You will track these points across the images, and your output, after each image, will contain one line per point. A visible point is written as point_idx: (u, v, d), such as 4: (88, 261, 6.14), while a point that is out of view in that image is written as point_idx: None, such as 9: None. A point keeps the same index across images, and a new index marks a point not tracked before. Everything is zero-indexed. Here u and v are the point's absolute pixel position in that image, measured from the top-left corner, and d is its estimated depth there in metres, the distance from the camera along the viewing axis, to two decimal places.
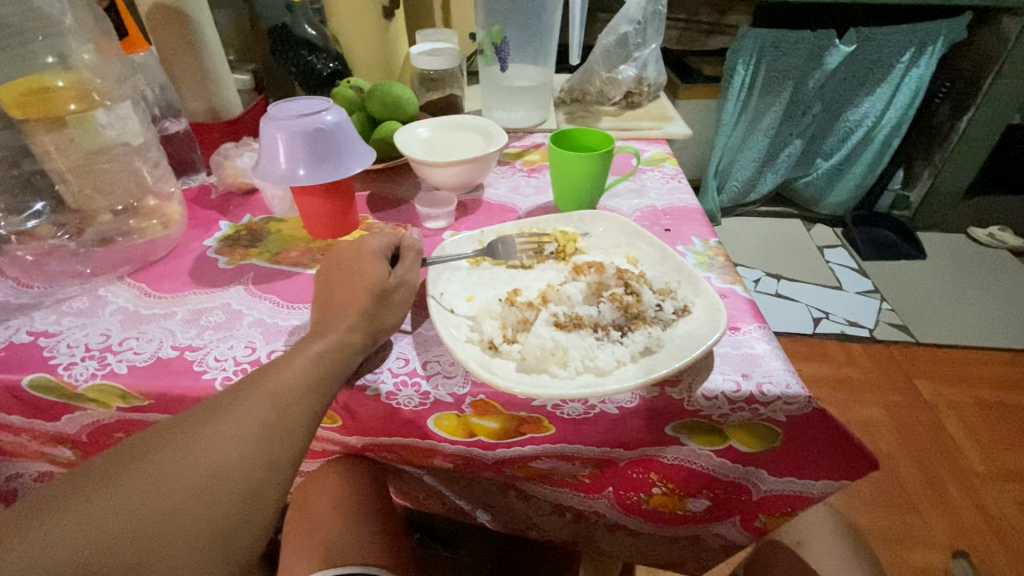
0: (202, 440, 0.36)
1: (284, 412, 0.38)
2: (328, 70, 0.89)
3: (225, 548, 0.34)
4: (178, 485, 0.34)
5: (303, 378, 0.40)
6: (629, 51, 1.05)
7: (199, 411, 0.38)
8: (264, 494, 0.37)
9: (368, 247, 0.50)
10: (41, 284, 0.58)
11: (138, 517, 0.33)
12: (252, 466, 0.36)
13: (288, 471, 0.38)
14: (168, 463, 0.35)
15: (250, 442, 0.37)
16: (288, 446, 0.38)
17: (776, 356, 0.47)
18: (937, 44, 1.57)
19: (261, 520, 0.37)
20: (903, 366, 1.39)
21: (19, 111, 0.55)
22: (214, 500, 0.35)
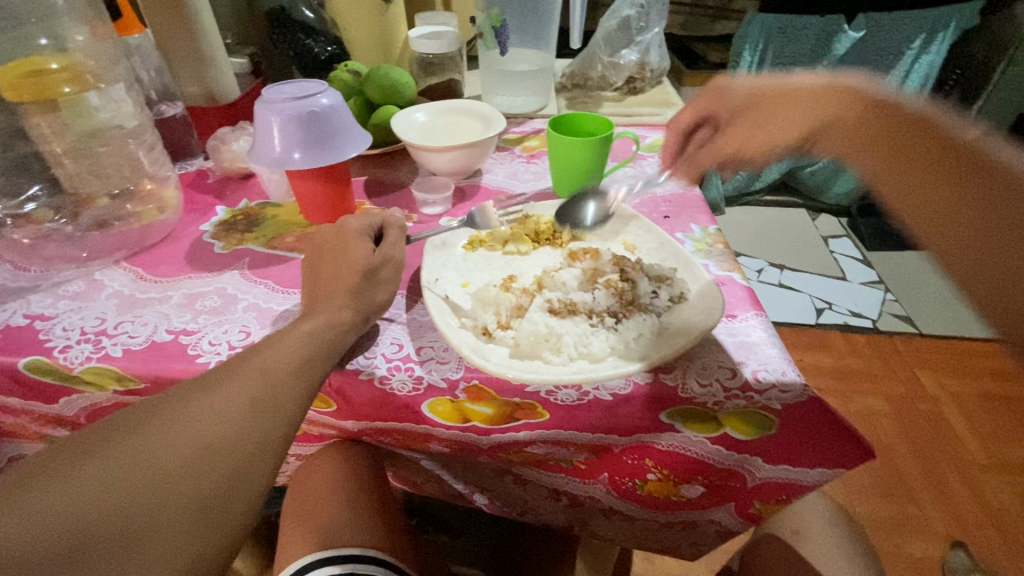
0: (191, 413, 0.36)
1: (273, 386, 0.39)
2: (326, 54, 0.89)
3: (215, 520, 0.34)
4: (168, 456, 0.34)
5: (291, 356, 0.41)
6: (631, 35, 1.04)
7: (188, 387, 0.38)
8: (252, 467, 0.37)
9: (349, 227, 0.50)
10: (38, 267, 0.58)
11: (124, 487, 0.32)
12: (243, 437, 0.37)
13: (276, 445, 0.38)
14: (156, 433, 0.35)
15: (238, 415, 0.37)
16: (278, 420, 0.39)
17: (774, 344, 0.47)
18: (947, 30, 1.53)
19: (249, 500, 0.37)
20: (906, 356, 1.39)
21: (13, 93, 0.55)
22: (205, 471, 0.35)
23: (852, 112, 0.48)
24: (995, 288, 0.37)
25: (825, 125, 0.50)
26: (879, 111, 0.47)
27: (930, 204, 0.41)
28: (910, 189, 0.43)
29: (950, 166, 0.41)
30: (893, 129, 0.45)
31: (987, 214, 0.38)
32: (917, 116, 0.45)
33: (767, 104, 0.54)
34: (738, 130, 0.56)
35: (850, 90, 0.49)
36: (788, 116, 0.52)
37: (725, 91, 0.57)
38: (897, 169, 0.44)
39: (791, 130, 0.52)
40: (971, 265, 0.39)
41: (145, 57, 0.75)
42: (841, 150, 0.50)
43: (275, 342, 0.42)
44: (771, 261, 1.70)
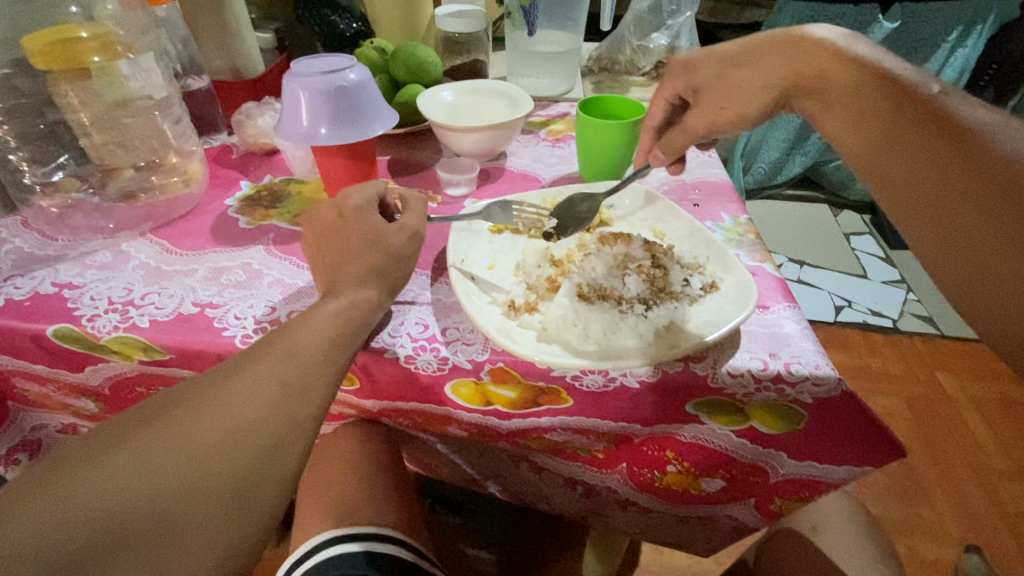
0: (222, 398, 0.36)
1: (303, 370, 0.39)
2: (351, 31, 0.88)
3: (249, 499, 0.35)
4: (203, 439, 0.34)
5: (320, 337, 0.41)
6: (662, 19, 1.00)
7: (217, 371, 0.38)
8: (286, 448, 0.37)
9: (350, 201, 0.48)
10: (66, 237, 0.58)
11: (158, 474, 0.32)
12: (276, 421, 0.37)
13: (307, 428, 0.38)
14: (189, 418, 0.34)
15: (270, 398, 0.37)
16: (307, 403, 0.38)
17: (807, 337, 0.46)
18: (986, 23, 1.48)
19: (277, 479, 0.36)
20: (927, 358, 1.36)
21: (42, 62, 0.54)
22: (239, 454, 0.35)
23: (819, 68, 0.45)
24: (950, 259, 0.36)
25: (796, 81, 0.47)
26: (847, 65, 0.43)
27: (883, 159, 0.40)
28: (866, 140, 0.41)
29: (913, 125, 0.39)
30: (859, 86, 0.42)
31: (949, 178, 0.36)
32: (884, 72, 0.42)
33: (745, 69, 0.51)
34: (708, 105, 0.54)
35: (822, 45, 0.45)
36: (756, 76, 0.50)
37: (689, 65, 0.56)
38: (858, 131, 0.42)
39: (763, 92, 0.50)
40: (932, 236, 0.37)
41: (171, 30, 0.73)
42: (810, 108, 0.46)
43: (303, 320, 0.42)
44: (791, 257, 1.67)
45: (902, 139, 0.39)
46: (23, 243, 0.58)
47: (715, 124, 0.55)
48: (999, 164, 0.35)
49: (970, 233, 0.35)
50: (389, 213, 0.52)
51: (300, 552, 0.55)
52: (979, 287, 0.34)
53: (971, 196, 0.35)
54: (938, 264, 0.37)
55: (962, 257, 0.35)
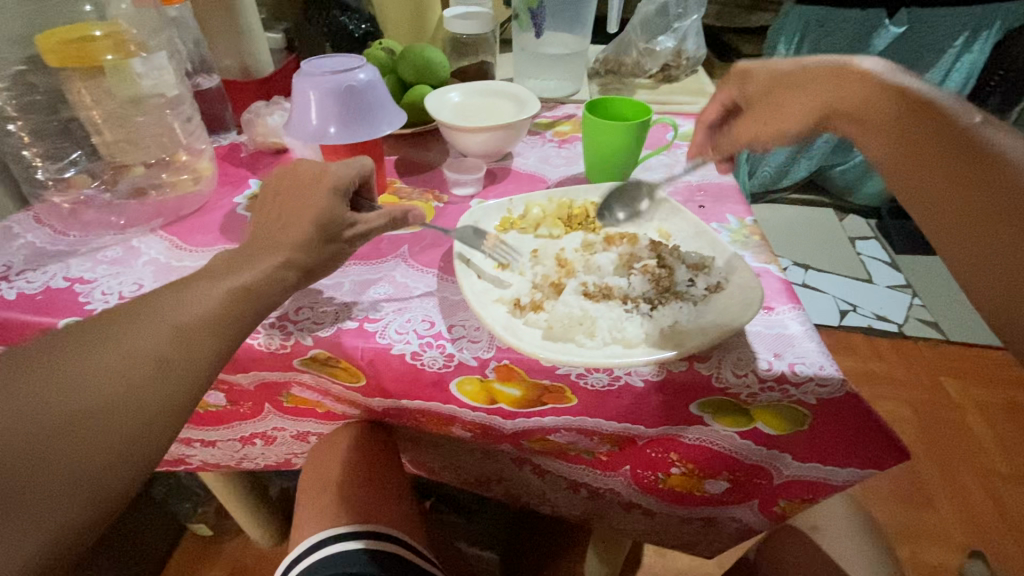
0: (77, 370, 0.32)
1: (185, 344, 0.36)
2: (361, 31, 0.90)
3: (95, 486, 0.31)
4: (44, 415, 0.30)
5: (214, 307, 0.38)
6: (668, 21, 1.00)
7: (79, 337, 0.34)
8: (151, 430, 0.34)
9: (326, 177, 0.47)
10: (77, 232, 0.59)
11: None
12: (142, 400, 0.33)
13: (181, 406, 0.35)
14: (30, 389, 0.31)
15: (138, 373, 0.34)
16: (186, 380, 0.35)
17: (812, 338, 0.46)
18: (992, 29, 1.49)
19: (144, 459, 0.33)
20: (931, 363, 1.36)
21: (56, 59, 0.55)
22: (91, 434, 0.31)
23: (854, 98, 0.44)
24: (994, 287, 0.35)
25: (832, 111, 0.46)
26: (886, 94, 0.43)
27: (927, 190, 0.39)
28: (908, 171, 0.40)
29: (960, 158, 0.37)
30: (901, 117, 0.41)
31: (989, 214, 0.35)
32: (929, 102, 0.40)
33: (791, 90, 0.50)
34: (753, 119, 0.54)
35: (863, 75, 0.45)
36: (800, 100, 0.49)
37: (745, 75, 0.56)
38: (907, 161, 0.40)
39: (801, 117, 0.49)
40: (977, 271, 0.35)
41: (183, 29, 0.75)
42: (852, 136, 0.45)
43: None
44: (796, 260, 1.67)
45: (944, 168, 0.38)
46: (36, 238, 0.59)
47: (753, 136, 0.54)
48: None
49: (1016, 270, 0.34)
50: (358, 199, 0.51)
51: (302, 548, 0.56)
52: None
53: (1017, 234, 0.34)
54: (990, 297, 0.35)
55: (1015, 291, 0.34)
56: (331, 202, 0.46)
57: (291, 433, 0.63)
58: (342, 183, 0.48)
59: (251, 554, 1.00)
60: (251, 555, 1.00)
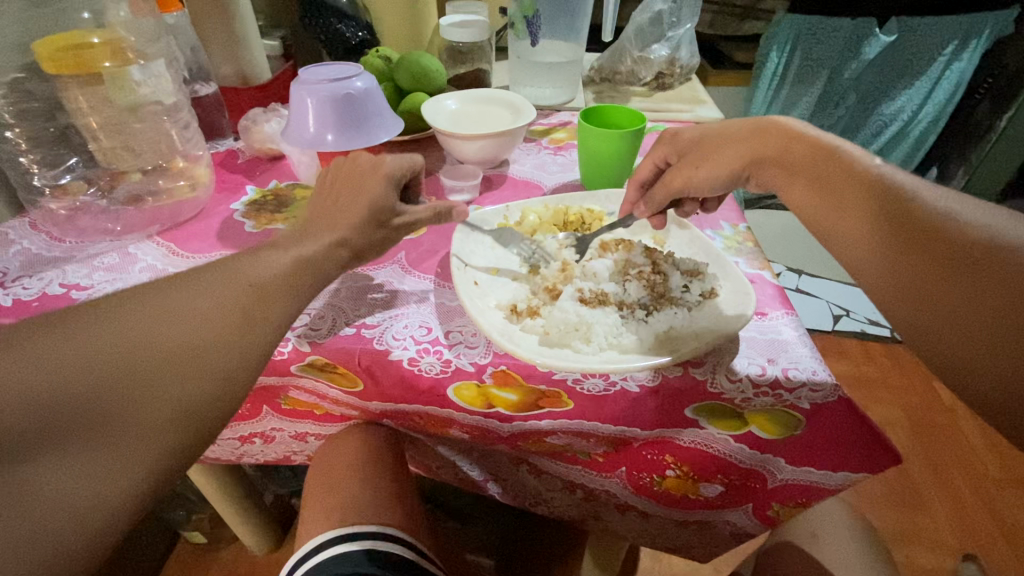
0: (180, 309, 0.35)
1: (268, 297, 0.38)
2: (357, 39, 0.89)
3: (194, 416, 0.33)
4: (153, 346, 0.33)
5: (287, 270, 0.40)
6: (662, 30, 1.01)
7: (178, 281, 0.37)
8: (239, 374, 0.36)
9: (383, 167, 0.48)
10: (73, 238, 0.59)
11: (95, 375, 0.31)
12: (232, 344, 0.36)
13: (262, 359, 0.37)
14: (142, 321, 0.34)
15: (227, 318, 0.36)
16: (268, 332, 0.38)
17: (804, 343, 0.47)
18: (981, 38, 1.49)
19: (232, 400, 0.35)
20: (924, 367, 1.37)
21: (53, 67, 0.55)
22: (192, 368, 0.34)
23: (781, 146, 0.47)
24: (919, 316, 0.36)
25: (754, 161, 0.49)
26: (808, 146, 0.46)
27: (849, 231, 0.41)
28: (832, 214, 0.42)
29: (875, 200, 0.40)
30: (816, 165, 0.44)
31: (902, 239, 0.37)
32: (835, 153, 0.44)
33: (712, 142, 0.52)
34: (683, 168, 0.53)
35: (778, 127, 0.48)
36: (727, 148, 0.50)
37: (675, 135, 0.55)
38: (824, 204, 0.43)
39: (725, 164, 0.50)
40: (899, 303, 0.37)
41: (182, 37, 0.74)
42: (774, 186, 0.48)
43: None
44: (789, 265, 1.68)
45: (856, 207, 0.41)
46: (32, 244, 0.59)
47: (686, 185, 0.53)
48: (943, 223, 0.36)
49: (933, 284, 0.35)
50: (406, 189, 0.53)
51: (300, 555, 0.56)
52: (946, 335, 0.34)
53: (929, 250, 0.36)
54: (913, 329, 0.37)
55: (933, 315, 0.35)
56: (384, 190, 0.47)
57: (290, 433, 0.62)
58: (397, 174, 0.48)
59: (247, 561, 0.99)
60: (246, 563, 0.99)
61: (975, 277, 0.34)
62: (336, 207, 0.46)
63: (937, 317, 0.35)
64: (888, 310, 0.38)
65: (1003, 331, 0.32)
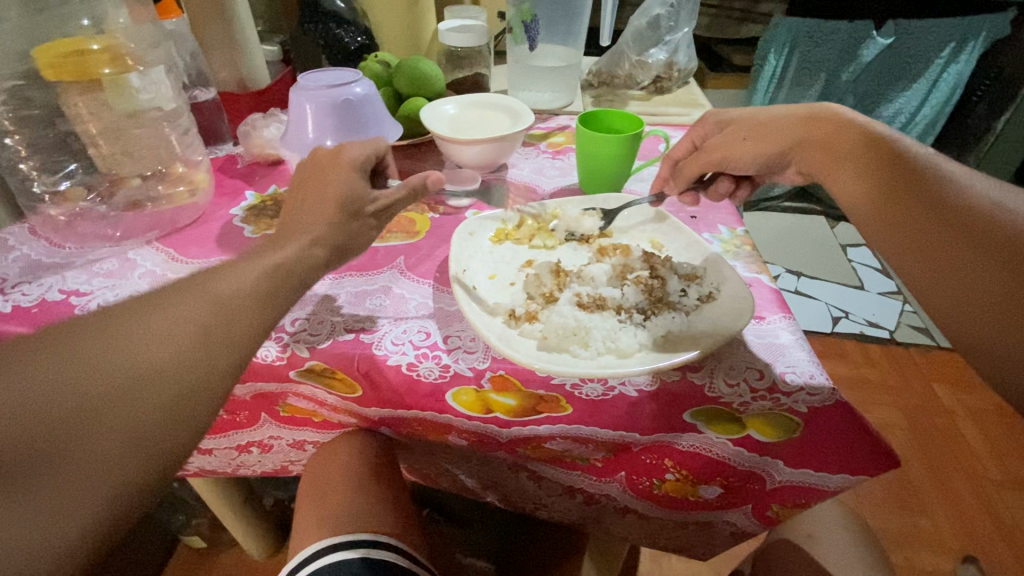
0: (126, 335, 0.32)
1: (227, 315, 0.36)
2: (356, 44, 0.90)
3: (147, 448, 0.30)
4: (90, 377, 0.30)
5: (251, 286, 0.38)
6: (660, 35, 1.02)
7: (128, 305, 0.34)
8: (198, 398, 0.33)
9: (346, 155, 0.49)
10: (73, 244, 0.59)
11: (21, 413, 0.27)
12: (187, 367, 0.33)
13: (221, 381, 0.34)
14: (79, 351, 0.30)
15: (180, 340, 0.33)
16: (229, 352, 0.35)
17: (801, 347, 0.47)
18: (978, 39, 1.51)
19: (194, 427, 0.32)
20: (923, 369, 1.37)
21: (53, 73, 0.55)
22: (140, 396, 0.31)
23: (828, 132, 0.51)
24: (937, 283, 0.39)
25: (800, 146, 0.53)
26: (854, 131, 0.49)
27: (882, 207, 0.44)
28: (868, 192, 0.46)
29: (911, 180, 0.43)
30: (860, 151, 0.48)
31: (926, 219, 0.41)
32: (881, 141, 0.48)
33: (762, 124, 0.55)
34: (731, 143, 0.57)
35: (831, 116, 0.52)
36: (775, 132, 0.54)
37: (722, 120, 0.60)
38: (865, 187, 0.46)
39: (773, 144, 0.54)
40: (923, 270, 0.40)
41: (182, 42, 0.74)
42: (817, 169, 0.52)
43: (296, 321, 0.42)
44: (788, 267, 1.68)
45: (889, 188, 0.44)
46: (32, 250, 0.59)
47: (723, 160, 0.58)
48: (969, 209, 0.39)
49: (948, 263, 0.38)
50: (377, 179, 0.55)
51: (298, 560, 0.56)
52: (961, 301, 0.37)
53: (949, 232, 0.39)
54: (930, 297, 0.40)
55: (950, 283, 0.38)
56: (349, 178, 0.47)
57: (289, 441, 0.62)
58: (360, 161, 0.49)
59: (246, 566, 0.99)
60: (245, 568, 0.99)
61: (996, 249, 0.37)
62: (309, 204, 0.47)
63: (955, 284, 0.38)
64: (912, 279, 0.41)
65: (1001, 316, 0.35)
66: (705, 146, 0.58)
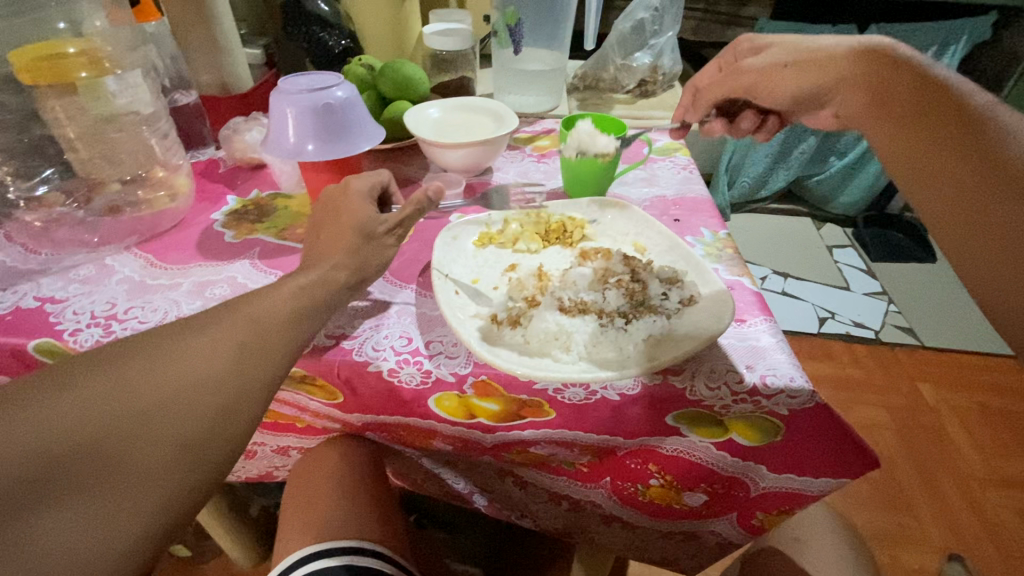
0: (175, 351, 0.36)
1: (259, 334, 0.39)
2: (340, 48, 0.89)
3: (196, 452, 0.34)
4: (147, 389, 0.34)
5: (284, 309, 0.41)
6: (644, 38, 1.02)
7: (179, 326, 0.38)
8: (238, 409, 0.37)
9: (351, 186, 0.50)
10: (49, 251, 0.58)
11: (91, 421, 0.32)
12: (227, 381, 0.36)
13: (257, 397, 0.38)
14: (139, 365, 0.35)
15: (223, 356, 0.37)
16: (263, 369, 0.38)
17: (782, 350, 0.47)
18: (959, 43, 1.53)
19: (235, 434, 0.36)
20: (908, 369, 1.39)
21: (29, 77, 0.55)
22: (189, 406, 0.35)
23: (865, 67, 0.49)
24: (959, 223, 0.39)
25: (837, 85, 0.52)
26: (892, 66, 0.48)
27: (907, 142, 0.44)
28: (891, 125, 0.45)
29: (944, 115, 0.42)
30: (906, 89, 0.45)
31: (962, 168, 0.40)
32: (936, 81, 0.45)
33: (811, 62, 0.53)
34: (758, 73, 0.59)
35: (868, 48, 0.50)
36: (806, 70, 0.54)
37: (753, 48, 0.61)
38: (891, 117, 0.46)
39: (806, 78, 0.54)
40: (943, 208, 0.40)
41: (160, 45, 0.73)
42: (857, 112, 0.50)
43: None
44: (775, 269, 1.70)
45: (919, 129, 0.43)
46: (7, 257, 0.58)
47: (752, 87, 0.60)
48: (995, 149, 0.39)
49: (976, 218, 0.38)
50: (386, 202, 0.54)
51: (281, 568, 0.56)
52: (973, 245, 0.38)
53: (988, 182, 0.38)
54: (944, 237, 0.41)
55: (968, 223, 0.39)
56: (360, 204, 0.48)
57: (272, 447, 0.63)
58: (365, 190, 0.50)
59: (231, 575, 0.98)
60: None
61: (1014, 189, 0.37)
62: (323, 239, 0.48)
63: (976, 223, 0.38)
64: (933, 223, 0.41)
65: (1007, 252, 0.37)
66: (737, 69, 0.61)
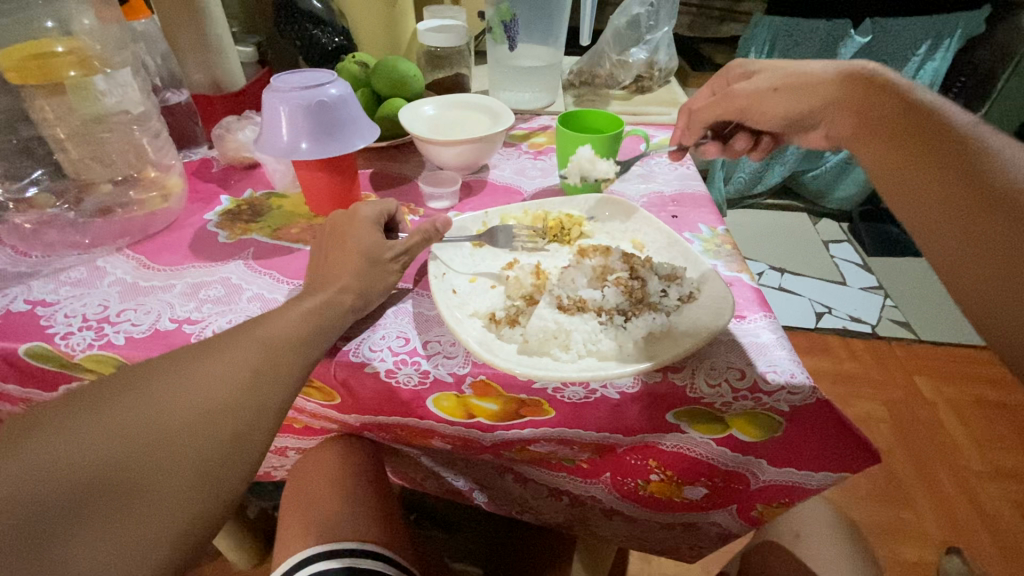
0: (191, 377, 0.37)
1: (272, 356, 0.40)
2: (334, 45, 0.88)
3: (214, 479, 0.35)
4: (169, 416, 0.35)
5: (293, 329, 0.42)
6: (639, 34, 1.00)
7: (196, 349, 0.39)
8: (251, 435, 0.37)
9: (360, 211, 0.51)
10: (39, 254, 0.58)
11: (114, 450, 0.32)
12: (243, 407, 0.37)
13: (267, 420, 0.38)
14: (161, 391, 0.35)
15: (239, 381, 0.38)
16: (275, 393, 0.39)
17: (782, 346, 0.47)
18: (953, 37, 1.54)
19: (249, 459, 0.37)
20: (904, 363, 1.39)
21: (17, 76, 0.54)
22: (208, 432, 0.35)
23: (856, 95, 0.45)
24: (971, 263, 0.33)
25: (831, 109, 0.48)
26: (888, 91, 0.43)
27: (900, 179, 0.38)
28: (888, 156, 0.40)
29: (940, 144, 0.37)
30: (896, 116, 0.40)
31: (960, 203, 0.35)
32: (925, 103, 0.40)
33: (797, 83, 0.51)
34: (755, 99, 0.56)
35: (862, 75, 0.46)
36: (799, 98, 0.51)
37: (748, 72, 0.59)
38: (885, 149, 0.40)
39: (799, 103, 0.51)
40: (950, 250, 0.35)
41: (150, 43, 0.74)
42: (845, 134, 0.46)
43: (277, 314, 0.43)
44: (772, 265, 1.70)
45: (916, 160, 0.38)
46: None
47: (746, 108, 0.57)
48: (1002, 185, 0.34)
49: (985, 248, 0.33)
50: (393, 229, 0.55)
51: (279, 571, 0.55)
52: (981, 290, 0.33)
53: (985, 222, 0.33)
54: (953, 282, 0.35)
55: (974, 265, 0.33)
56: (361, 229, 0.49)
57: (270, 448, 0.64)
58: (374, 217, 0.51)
59: None
60: None
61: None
62: (330, 261, 0.48)
63: (983, 270, 0.33)
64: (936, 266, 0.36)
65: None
66: (729, 94, 0.59)
